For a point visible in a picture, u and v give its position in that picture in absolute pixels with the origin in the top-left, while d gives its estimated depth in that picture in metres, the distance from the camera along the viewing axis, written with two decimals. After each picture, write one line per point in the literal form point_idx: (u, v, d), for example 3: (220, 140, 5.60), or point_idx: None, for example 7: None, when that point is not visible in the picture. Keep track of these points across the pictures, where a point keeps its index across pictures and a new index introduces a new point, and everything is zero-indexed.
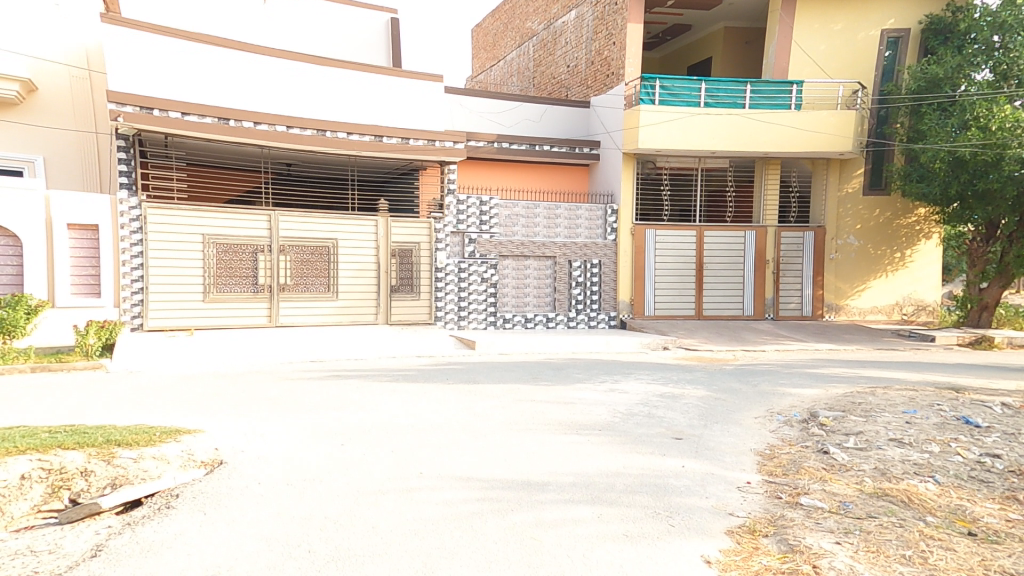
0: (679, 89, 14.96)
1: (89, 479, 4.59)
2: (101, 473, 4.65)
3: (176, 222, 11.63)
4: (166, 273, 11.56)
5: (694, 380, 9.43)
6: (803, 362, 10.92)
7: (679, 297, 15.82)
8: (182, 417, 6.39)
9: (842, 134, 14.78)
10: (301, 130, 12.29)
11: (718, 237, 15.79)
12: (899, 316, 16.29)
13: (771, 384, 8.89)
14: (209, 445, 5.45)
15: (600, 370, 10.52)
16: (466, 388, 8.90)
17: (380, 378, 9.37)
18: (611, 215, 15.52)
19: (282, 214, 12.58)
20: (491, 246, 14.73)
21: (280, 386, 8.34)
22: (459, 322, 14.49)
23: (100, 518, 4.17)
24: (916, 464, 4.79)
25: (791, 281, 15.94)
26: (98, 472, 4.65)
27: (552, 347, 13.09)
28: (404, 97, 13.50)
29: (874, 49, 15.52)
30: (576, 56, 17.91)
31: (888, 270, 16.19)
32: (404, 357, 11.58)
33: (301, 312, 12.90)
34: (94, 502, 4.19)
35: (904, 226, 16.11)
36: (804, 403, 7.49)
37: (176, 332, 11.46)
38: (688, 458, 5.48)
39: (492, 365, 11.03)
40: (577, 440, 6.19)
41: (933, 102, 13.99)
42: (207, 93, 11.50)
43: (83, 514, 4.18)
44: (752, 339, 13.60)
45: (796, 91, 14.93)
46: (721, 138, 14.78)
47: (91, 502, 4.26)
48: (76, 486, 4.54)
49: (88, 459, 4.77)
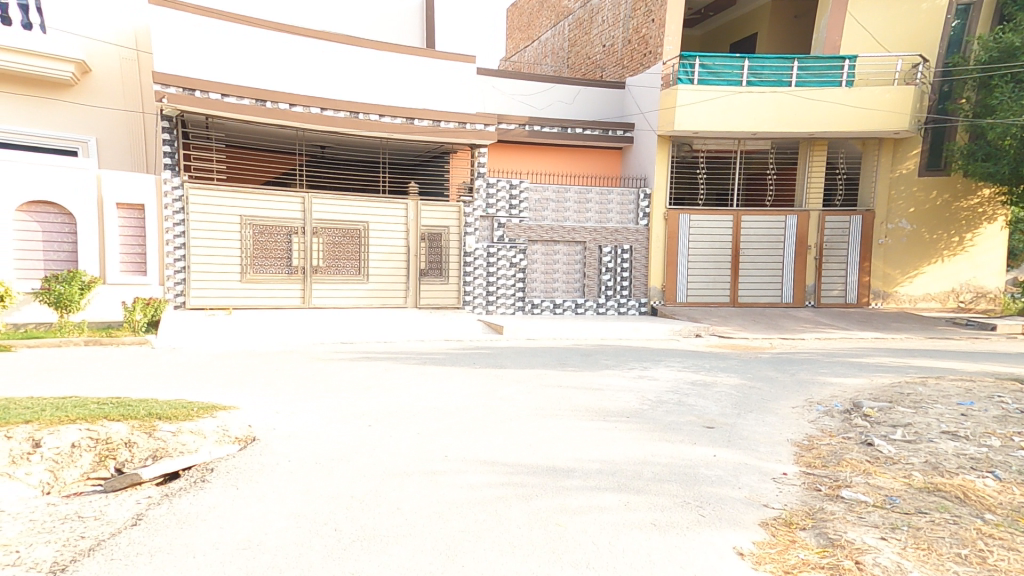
0: (720, 67, 14.33)
1: (133, 450, 4.73)
2: (143, 444, 4.79)
3: (214, 203, 11.91)
4: (204, 253, 11.89)
5: (727, 368, 9.12)
6: (846, 351, 10.43)
7: (713, 283, 15.34)
8: (217, 394, 6.54)
9: (897, 112, 13.91)
10: (335, 113, 12.35)
11: (756, 222, 15.20)
12: (954, 304, 15.37)
13: (811, 373, 8.52)
14: (242, 422, 5.56)
15: (630, 357, 10.32)
16: (493, 372, 8.86)
17: (410, 360, 9.43)
18: (644, 200, 15.13)
19: (315, 197, 12.75)
20: (520, 230, 14.59)
21: (312, 366, 8.48)
22: (487, 307, 14.48)
23: (142, 487, 4.30)
24: (973, 458, 4.46)
25: (835, 268, 15.23)
26: (141, 444, 4.79)
27: (582, 333, 12.91)
28: (436, 79, 13.41)
29: (939, 19, 14.47)
30: (612, 34, 17.40)
31: (945, 255, 15.27)
32: (433, 340, 11.64)
33: (332, 294, 13.10)
34: (135, 472, 4.32)
35: (964, 209, 15.13)
36: (847, 392, 7.14)
37: (215, 311, 11.82)
38: (720, 448, 5.27)
39: (521, 349, 10.97)
40: (604, 427, 6.06)
41: (1005, 74, 12.83)
42: (245, 76, 11.67)
43: (125, 484, 4.30)
44: (790, 327, 13.08)
45: (847, 66, 14.09)
46: (763, 119, 14.14)
47: (134, 472, 4.37)
48: (121, 456, 4.69)
49: (131, 431, 4.91)
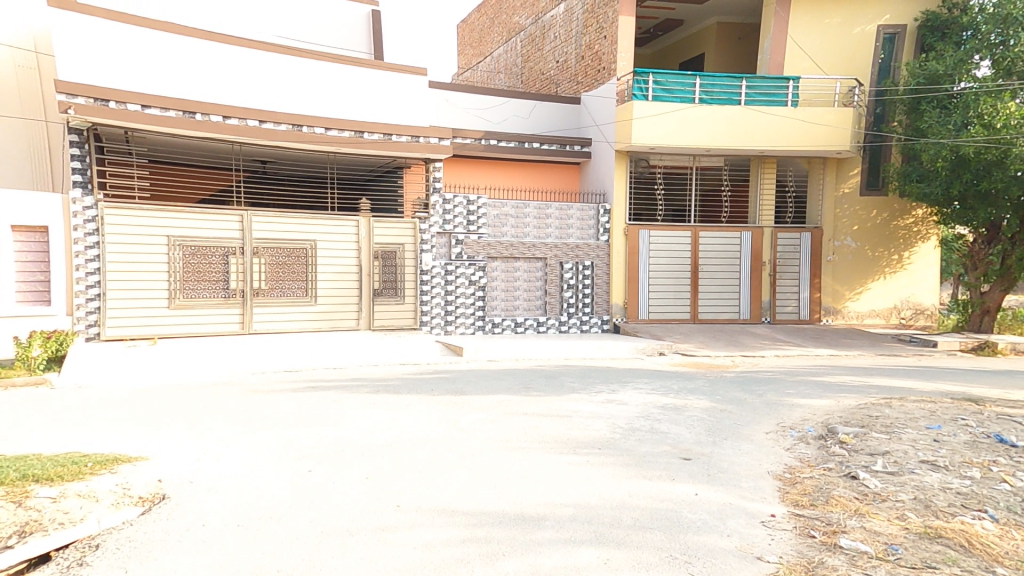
0: (673, 84, 14.45)
1: None
2: (8, 519, 3.77)
3: (137, 223, 10.82)
4: (124, 278, 10.74)
5: (695, 390, 8.87)
6: (806, 368, 10.43)
7: (674, 300, 15.32)
8: (127, 441, 5.62)
9: (840, 129, 14.41)
10: (276, 125, 11.55)
11: (713, 238, 15.32)
12: (897, 319, 15.89)
13: (777, 394, 8.35)
14: (151, 476, 4.70)
15: (596, 379, 9.94)
16: (453, 399, 8.22)
17: (359, 389, 8.66)
18: (603, 215, 14.99)
19: (256, 214, 11.85)
20: (479, 247, 14.11)
21: (247, 400, 7.61)
22: (445, 328, 13.85)
23: None
24: (961, 494, 4.26)
25: (788, 283, 15.52)
26: (5, 518, 3.78)
27: (544, 353, 12.50)
28: (386, 91, 12.83)
29: (870, 45, 15.13)
30: (565, 50, 17.36)
31: (886, 271, 15.81)
32: (388, 365, 10.91)
33: (276, 318, 12.16)
34: None
35: (901, 227, 15.74)
36: (817, 416, 6.98)
37: (138, 341, 10.63)
38: (702, 485, 4.88)
39: (481, 373, 10.40)
40: (576, 463, 5.57)
41: (931, 99, 13.58)
42: (170, 85, 10.73)
43: None
44: (749, 343, 13.14)
45: (792, 87, 14.52)
46: (716, 135, 14.30)
47: None
48: None
49: None
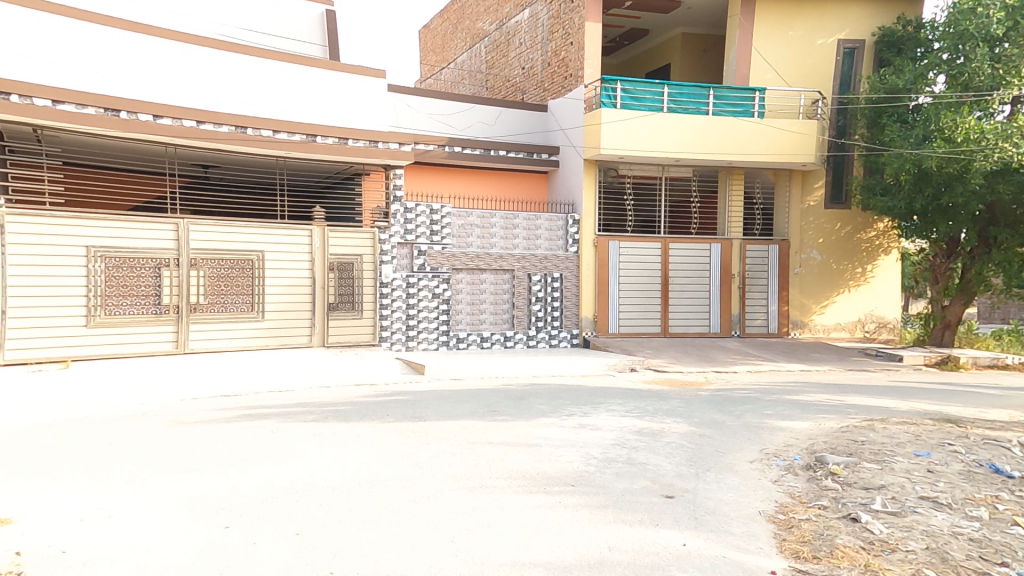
0: (642, 92, 14.17)
1: None
2: None
3: (46, 233, 9.63)
4: (30, 295, 9.51)
5: (670, 411, 8.39)
6: (780, 386, 10.12)
7: (644, 313, 14.95)
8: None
9: (806, 142, 14.42)
10: (216, 126, 10.64)
11: (682, 250, 15.07)
12: (861, 333, 15.95)
13: (756, 416, 7.94)
14: (4, 550, 3.81)
15: (566, 399, 9.34)
16: (410, 426, 7.45)
17: (304, 416, 7.78)
18: (572, 226, 14.55)
19: (194, 222, 10.87)
20: (443, 258, 13.39)
21: (166, 434, 6.65)
22: (407, 343, 13.06)
23: None
24: (975, 543, 3.87)
25: (757, 296, 15.40)
26: None
27: (511, 371, 11.85)
28: (341, 92, 12.07)
29: (832, 59, 15.29)
30: (531, 57, 16.95)
31: (851, 285, 15.87)
32: (342, 386, 10.00)
33: (217, 335, 11.17)
34: None
35: (865, 241, 15.84)
36: (800, 441, 6.57)
37: (45, 365, 9.46)
38: (690, 532, 4.30)
39: (442, 394, 9.65)
40: (547, 505, 4.91)
41: (891, 112, 13.75)
42: (93, 81, 9.74)
43: None
44: (721, 358, 12.86)
45: (758, 98, 14.50)
46: (686, 145, 14.09)
47: None
48: None
49: None
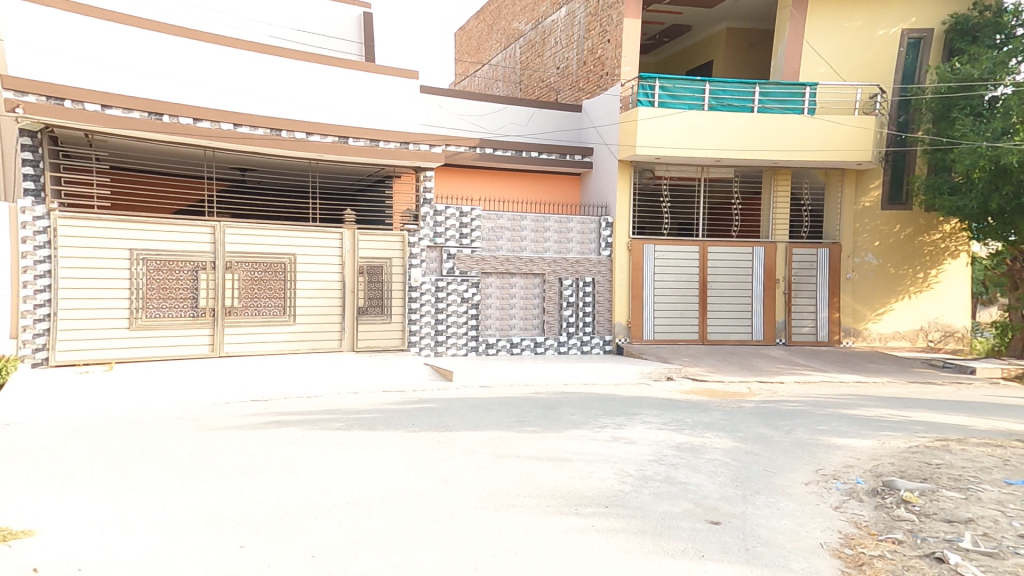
0: (682, 90, 13.60)
1: None
2: None
3: (94, 236, 9.83)
4: (78, 298, 9.71)
5: (711, 424, 7.82)
6: (835, 399, 9.37)
7: (681, 319, 14.30)
8: (19, 507, 4.54)
9: (860, 140, 13.53)
10: (252, 130, 10.65)
11: (723, 254, 14.36)
12: (924, 342, 14.79)
13: (810, 432, 7.29)
14: (21, 565, 3.65)
15: (600, 409, 8.87)
16: (436, 436, 7.14)
17: (331, 423, 7.59)
18: (605, 228, 14.07)
19: (229, 226, 10.94)
20: (472, 262, 13.13)
21: (194, 441, 6.53)
22: (436, 348, 12.86)
23: None
24: None
25: (805, 302, 14.52)
26: None
27: (543, 378, 11.44)
28: (374, 95, 12.02)
29: (893, 51, 14.34)
30: (566, 56, 16.60)
31: (910, 291, 14.77)
32: (369, 392, 9.80)
33: (249, 339, 11.20)
34: None
35: (928, 244, 14.71)
36: (862, 462, 5.94)
37: (91, 367, 9.63)
38: (743, 567, 3.81)
39: (472, 401, 9.33)
40: (579, 529, 4.48)
41: (964, 106, 12.77)
42: (135, 86, 9.91)
43: None
44: (765, 368, 12.10)
45: (808, 94, 13.70)
46: (727, 143, 13.42)
47: None
48: None
49: None
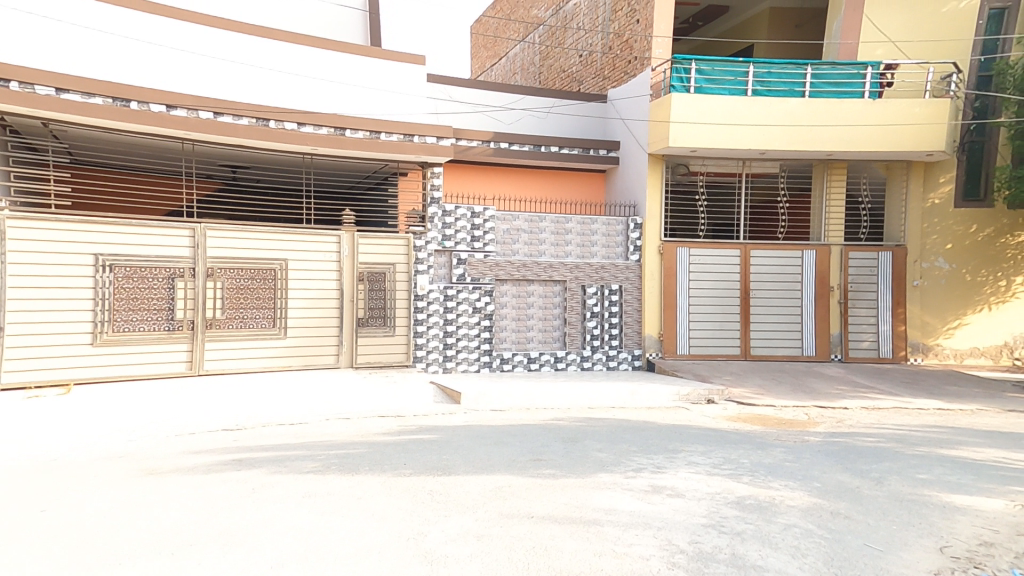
0: (721, 74, 12.02)
1: None
2: None
3: (49, 238, 8.71)
4: (32, 310, 8.58)
5: (776, 469, 6.25)
6: (922, 432, 7.69)
7: (721, 332, 12.68)
8: None
9: (932, 129, 11.80)
10: (236, 119, 9.58)
11: (768, 258, 12.75)
12: (1008, 361, 12.86)
13: (909, 483, 5.68)
14: None
15: (635, 443, 7.39)
16: (429, 484, 5.67)
17: (307, 463, 6.24)
18: (633, 231, 12.58)
19: (212, 227, 9.79)
20: (485, 268, 11.76)
21: (124, 493, 5.22)
22: (444, 364, 11.51)
23: None
24: None
25: (863, 313, 12.78)
26: None
27: (565, 399, 9.99)
28: (376, 81, 10.83)
29: (971, 22, 12.51)
30: (590, 42, 15.25)
31: (990, 301, 12.89)
32: (362, 419, 8.41)
33: (235, 355, 10.03)
34: None
35: (1012, 246, 12.77)
36: (1005, 542, 4.35)
37: (44, 389, 8.52)
38: None
39: (483, 431, 7.93)
40: None
41: None
42: (102, 67, 8.78)
43: None
44: (823, 390, 10.39)
45: (871, 74, 11.99)
46: (773, 133, 11.87)
47: None
48: None
49: None
